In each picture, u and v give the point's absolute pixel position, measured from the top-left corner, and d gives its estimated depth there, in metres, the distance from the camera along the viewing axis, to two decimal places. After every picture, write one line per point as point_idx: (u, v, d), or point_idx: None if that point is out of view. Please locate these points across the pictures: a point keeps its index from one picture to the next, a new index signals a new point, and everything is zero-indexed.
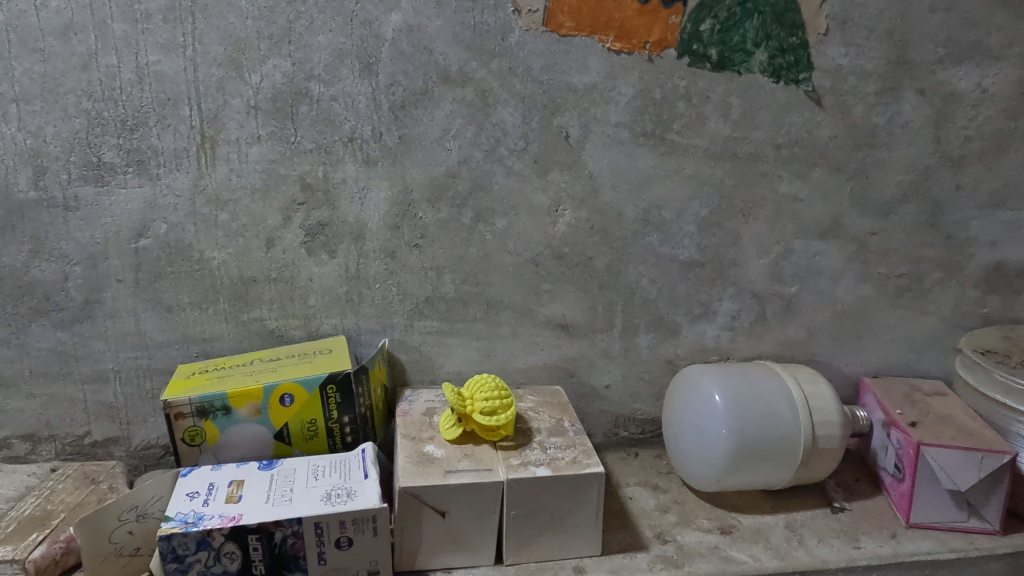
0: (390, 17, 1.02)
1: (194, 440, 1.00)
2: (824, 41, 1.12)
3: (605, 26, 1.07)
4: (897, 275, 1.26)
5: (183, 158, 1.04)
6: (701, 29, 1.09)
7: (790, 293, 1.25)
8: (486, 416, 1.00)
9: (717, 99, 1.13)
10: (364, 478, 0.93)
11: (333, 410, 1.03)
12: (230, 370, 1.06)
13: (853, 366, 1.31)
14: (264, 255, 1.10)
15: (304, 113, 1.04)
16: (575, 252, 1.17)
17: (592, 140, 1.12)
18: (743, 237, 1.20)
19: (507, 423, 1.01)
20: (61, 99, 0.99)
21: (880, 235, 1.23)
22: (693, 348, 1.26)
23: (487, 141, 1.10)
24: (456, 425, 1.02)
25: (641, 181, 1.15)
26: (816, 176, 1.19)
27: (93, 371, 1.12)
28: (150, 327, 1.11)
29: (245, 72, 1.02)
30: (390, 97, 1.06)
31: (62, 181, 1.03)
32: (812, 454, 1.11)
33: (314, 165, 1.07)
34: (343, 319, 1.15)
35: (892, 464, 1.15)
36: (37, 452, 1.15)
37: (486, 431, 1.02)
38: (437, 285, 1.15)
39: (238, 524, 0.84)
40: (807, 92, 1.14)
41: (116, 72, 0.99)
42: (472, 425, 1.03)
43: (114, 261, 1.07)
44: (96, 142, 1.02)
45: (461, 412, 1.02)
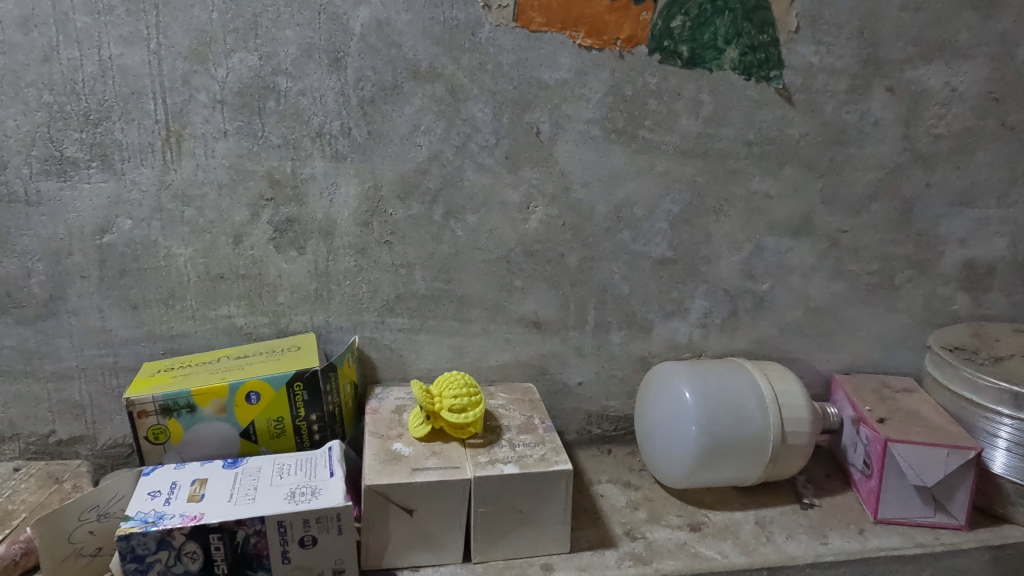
0: (359, 11, 1.01)
1: (158, 438, 0.99)
2: (795, 39, 1.12)
3: (576, 23, 1.07)
4: (867, 272, 1.27)
5: (149, 153, 1.03)
6: (671, 26, 1.09)
7: (763, 290, 1.25)
8: (453, 415, 0.99)
9: (688, 97, 1.13)
10: (329, 476, 0.92)
11: (300, 408, 1.02)
12: (196, 368, 1.05)
13: (825, 363, 1.32)
14: (231, 252, 1.09)
15: (272, 108, 1.03)
16: (547, 249, 1.17)
17: (564, 137, 1.12)
18: (715, 234, 1.21)
19: (475, 421, 1.00)
20: (22, 92, 0.98)
21: (851, 232, 1.24)
22: (666, 345, 1.26)
23: (458, 137, 1.09)
24: (424, 423, 1.02)
25: (612, 178, 1.15)
26: (787, 174, 1.19)
27: (57, 369, 1.10)
28: (116, 324, 1.10)
29: (211, 66, 1.00)
30: (359, 93, 1.05)
31: (24, 176, 1.01)
32: (782, 451, 1.11)
33: (282, 161, 1.06)
34: (313, 316, 1.14)
35: (861, 460, 1.16)
36: (0, 451, 1.13)
37: (454, 430, 1.01)
38: (407, 282, 1.15)
39: (199, 523, 0.82)
40: (778, 90, 1.14)
41: (78, 64, 0.98)
42: (440, 423, 1.02)
43: (77, 257, 1.06)
44: (58, 136, 1.00)
45: (429, 411, 1.01)
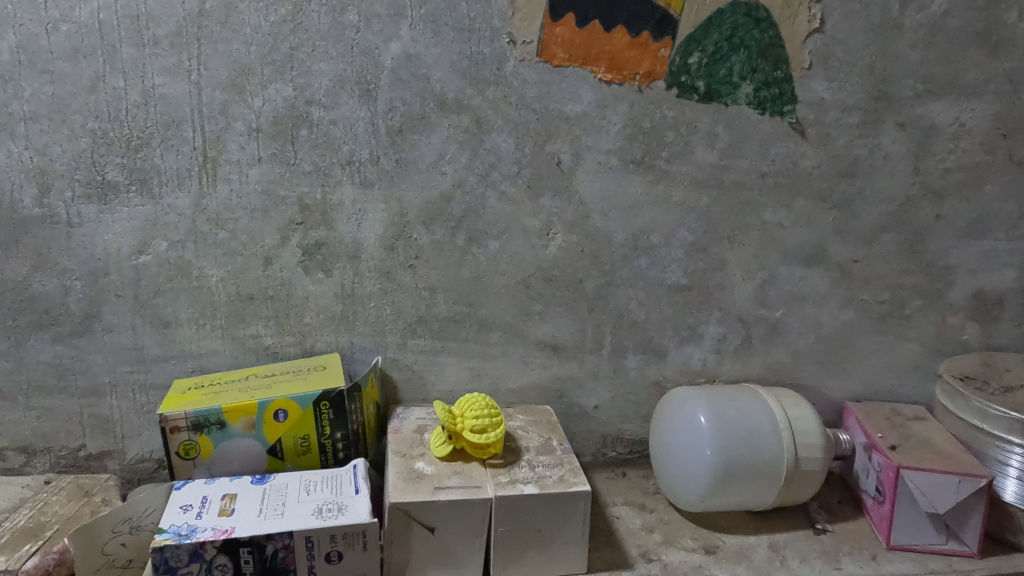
0: (390, 45, 1.06)
1: (189, 454, 1.02)
2: (807, 75, 1.16)
3: (597, 58, 1.11)
4: (879, 301, 1.29)
5: (186, 178, 1.07)
6: (688, 62, 1.13)
7: (776, 318, 1.28)
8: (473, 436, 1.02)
9: (704, 129, 1.17)
10: (355, 493, 0.95)
11: (326, 426, 1.05)
12: (225, 386, 1.08)
13: (837, 390, 1.34)
14: (261, 274, 1.13)
15: (304, 136, 1.08)
16: (566, 274, 1.20)
17: (583, 167, 1.16)
18: (729, 262, 1.24)
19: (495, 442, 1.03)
20: (68, 118, 1.02)
21: (862, 262, 1.27)
22: (681, 371, 1.28)
23: (482, 166, 1.13)
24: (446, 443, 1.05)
25: (630, 207, 1.19)
26: (800, 205, 1.23)
27: (90, 385, 1.14)
28: (148, 342, 1.13)
29: (248, 96, 1.05)
30: (387, 122, 1.09)
31: (66, 199, 1.05)
32: (795, 476, 1.13)
33: (313, 187, 1.10)
34: (337, 337, 1.17)
35: (874, 486, 1.17)
36: (31, 464, 1.16)
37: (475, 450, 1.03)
38: (430, 305, 1.18)
39: (231, 537, 0.85)
40: (792, 124, 1.18)
41: (122, 93, 1.02)
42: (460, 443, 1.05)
43: (114, 277, 1.10)
44: (100, 162, 1.05)
45: (450, 433, 1.04)
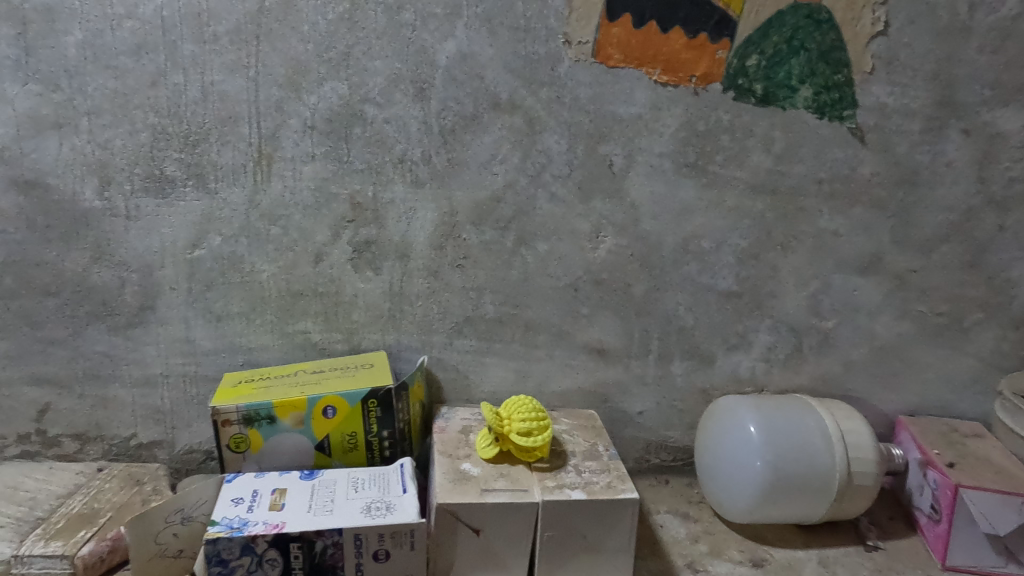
0: (445, 45, 1.06)
1: (239, 447, 1.03)
2: (869, 80, 1.13)
3: (652, 59, 1.09)
4: (936, 313, 1.25)
5: (241, 174, 1.08)
6: (746, 65, 1.11)
7: (828, 327, 1.25)
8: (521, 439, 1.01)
9: (760, 133, 1.14)
10: (403, 492, 0.95)
11: (373, 424, 1.05)
12: (275, 381, 1.09)
13: (889, 404, 1.30)
14: (312, 270, 1.14)
15: (358, 134, 1.08)
16: (615, 278, 1.19)
17: (635, 170, 1.14)
18: (782, 269, 1.21)
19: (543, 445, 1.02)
20: (129, 113, 1.04)
21: (920, 272, 1.23)
22: (728, 379, 1.26)
23: (533, 167, 1.12)
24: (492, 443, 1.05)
25: (682, 211, 1.17)
26: (857, 212, 1.19)
27: (143, 376, 1.16)
28: (200, 335, 1.15)
29: (304, 93, 1.06)
30: (440, 121, 1.09)
31: (125, 192, 1.07)
32: (847, 490, 1.11)
33: (365, 185, 1.10)
34: (384, 335, 1.18)
35: (928, 504, 1.14)
36: (85, 451, 1.19)
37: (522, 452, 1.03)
38: (477, 305, 1.18)
39: (282, 532, 0.86)
40: (851, 129, 1.15)
41: (182, 89, 1.04)
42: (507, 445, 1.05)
43: (169, 270, 1.11)
44: (159, 156, 1.06)
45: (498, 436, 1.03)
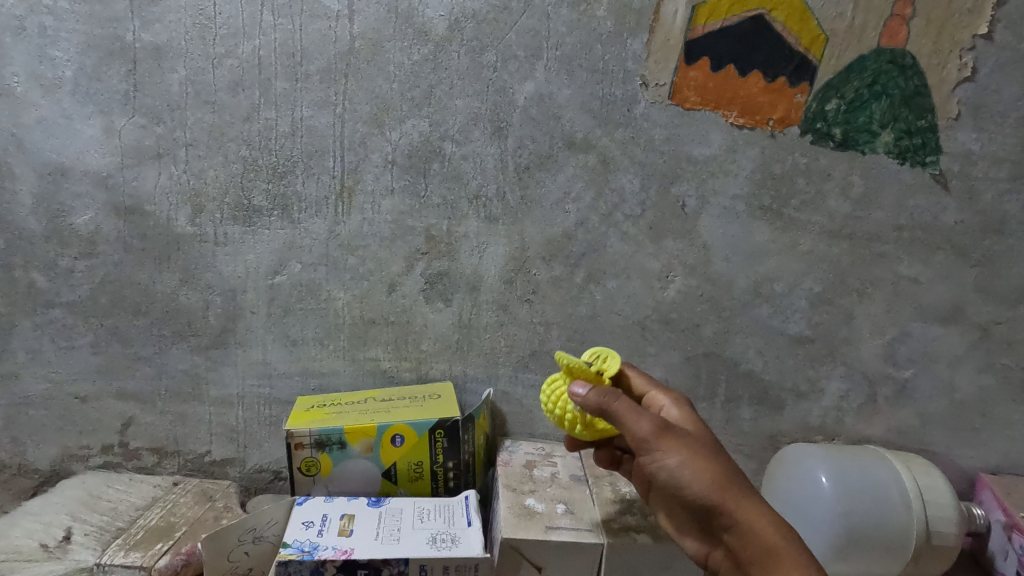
0: (524, 85, 1.09)
1: (310, 470, 1.06)
2: (955, 126, 1.10)
3: (729, 102, 1.09)
4: (1023, 368, 1.19)
5: (323, 205, 1.12)
6: (826, 109, 1.10)
7: (904, 377, 1.21)
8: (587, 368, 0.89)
9: (838, 178, 1.13)
10: (467, 525, 0.96)
11: (439, 454, 1.06)
12: (346, 407, 1.12)
13: (969, 460, 1.24)
14: (385, 299, 1.17)
15: (436, 170, 1.11)
16: (683, 318, 1.18)
17: (708, 211, 1.14)
18: (857, 316, 1.18)
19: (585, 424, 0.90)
20: (224, 145, 1.10)
21: (1005, 324, 1.18)
22: (798, 426, 1.23)
23: (605, 206, 1.13)
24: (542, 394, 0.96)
25: (754, 254, 1.16)
26: (938, 260, 1.16)
27: (220, 395, 1.21)
28: (276, 358, 1.19)
29: (386, 129, 1.10)
30: (516, 159, 1.11)
31: (215, 220, 1.13)
32: (924, 551, 1.06)
33: (440, 219, 1.13)
34: (452, 365, 1.20)
35: (1013, 570, 1.09)
36: (162, 465, 1.24)
37: (557, 413, 0.92)
38: (544, 340, 1.19)
39: (350, 558, 0.87)
40: (934, 175, 1.12)
41: (273, 124, 1.09)
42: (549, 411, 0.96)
43: (251, 295, 1.16)
44: (248, 187, 1.12)
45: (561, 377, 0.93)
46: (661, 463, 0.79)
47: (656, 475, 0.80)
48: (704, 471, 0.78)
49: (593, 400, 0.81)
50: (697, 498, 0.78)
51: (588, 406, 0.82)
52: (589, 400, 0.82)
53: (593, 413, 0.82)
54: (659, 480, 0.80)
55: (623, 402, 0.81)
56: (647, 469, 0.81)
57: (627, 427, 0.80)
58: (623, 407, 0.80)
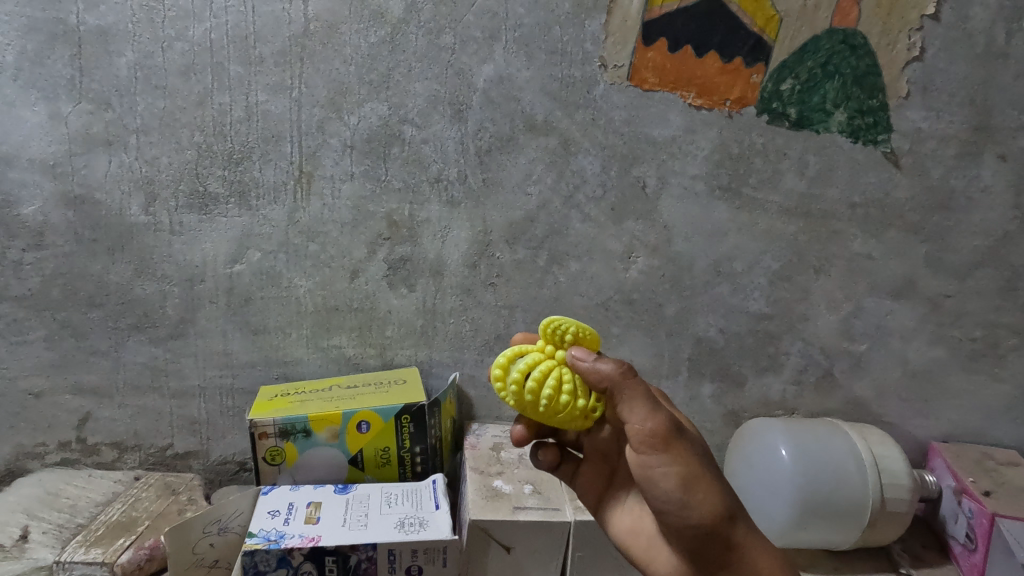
0: (483, 68, 1.08)
1: (275, 459, 1.05)
2: (905, 104, 1.13)
3: (687, 83, 1.10)
4: (971, 339, 1.24)
5: (282, 191, 1.11)
6: (781, 89, 1.11)
7: (860, 351, 1.24)
8: (580, 341, 0.74)
9: (794, 157, 1.15)
10: (435, 508, 0.96)
11: (406, 439, 1.06)
12: (311, 395, 1.11)
13: (921, 429, 1.29)
14: (347, 286, 1.16)
15: (396, 154, 1.10)
16: (646, 298, 1.19)
17: (669, 192, 1.15)
18: (815, 292, 1.21)
19: (564, 405, 0.70)
20: (176, 132, 1.07)
21: (954, 297, 1.22)
22: (759, 401, 1.26)
23: (567, 188, 1.14)
24: (495, 369, 0.74)
25: (714, 233, 1.17)
26: (890, 236, 1.19)
27: (181, 387, 1.19)
28: (237, 348, 1.17)
29: (344, 114, 1.08)
30: (476, 142, 1.11)
31: (170, 208, 1.10)
32: (879, 517, 1.10)
33: (401, 204, 1.12)
34: (417, 351, 1.19)
35: (963, 533, 1.13)
36: (122, 460, 1.22)
37: (527, 388, 0.71)
38: (508, 323, 1.19)
39: (317, 545, 0.87)
40: (885, 153, 1.15)
41: (227, 109, 1.07)
42: (503, 393, 0.73)
43: (209, 284, 1.14)
44: (204, 173, 1.09)
45: (532, 349, 0.74)
46: (671, 472, 0.68)
47: (658, 485, 0.69)
48: (717, 497, 0.69)
49: (610, 373, 0.69)
50: (701, 521, 0.68)
51: (597, 374, 0.69)
52: (605, 370, 0.69)
53: (601, 387, 0.70)
54: (659, 492, 0.69)
55: (644, 387, 0.69)
56: (648, 475, 0.69)
57: (641, 420, 0.68)
58: (642, 394, 0.69)
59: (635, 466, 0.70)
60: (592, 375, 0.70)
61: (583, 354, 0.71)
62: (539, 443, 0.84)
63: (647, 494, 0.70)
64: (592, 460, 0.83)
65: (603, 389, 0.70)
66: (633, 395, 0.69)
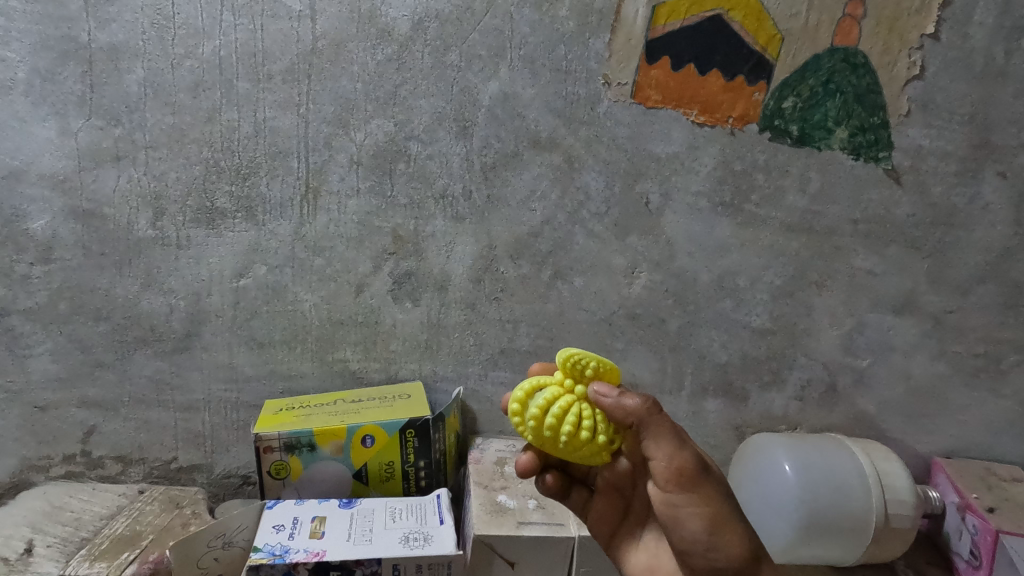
0: (489, 85, 1.09)
1: (279, 473, 1.05)
2: (905, 122, 1.14)
3: (690, 100, 1.12)
4: (973, 355, 1.24)
5: (288, 206, 1.12)
6: (783, 106, 1.13)
7: (862, 367, 1.25)
8: (601, 374, 0.75)
9: (796, 173, 1.16)
10: (440, 523, 0.96)
11: (410, 454, 1.07)
12: (315, 409, 1.11)
13: (924, 445, 1.29)
14: (352, 300, 1.16)
15: (401, 169, 1.11)
16: (649, 313, 1.20)
17: (672, 208, 1.16)
18: (817, 308, 1.22)
19: (584, 441, 0.71)
20: (185, 147, 1.08)
21: (956, 313, 1.22)
22: (761, 416, 1.26)
23: (571, 204, 1.15)
24: (513, 403, 0.75)
25: (717, 249, 1.18)
26: (892, 252, 1.20)
27: (186, 401, 1.19)
28: (242, 361, 1.18)
29: (351, 130, 1.09)
30: (481, 158, 1.12)
31: (178, 223, 1.11)
32: (883, 533, 1.10)
33: (406, 219, 1.13)
34: (421, 365, 1.20)
35: (967, 549, 1.13)
36: (127, 473, 1.22)
37: (546, 424, 0.71)
38: (512, 338, 1.20)
39: (322, 560, 0.87)
40: (887, 170, 1.16)
41: (235, 125, 1.08)
42: (522, 428, 0.74)
43: (215, 298, 1.15)
44: (211, 189, 1.10)
45: (551, 382, 0.75)
46: (700, 512, 0.72)
47: (686, 525, 0.73)
48: (741, 537, 0.73)
49: (637, 409, 0.70)
50: (728, 561, 0.73)
51: (627, 415, 0.70)
52: (631, 407, 0.70)
53: (626, 423, 0.71)
54: (687, 532, 0.73)
55: (670, 425, 0.72)
56: (675, 514, 0.73)
57: (668, 459, 0.71)
58: (669, 432, 0.72)
59: (661, 504, 0.74)
60: (617, 411, 0.71)
61: (605, 390, 0.72)
62: (543, 468, 0.85)
63: (674, 533, 0.74)
64: (605, 493, 0.85)
65: (628, 424, 0.71)
66: (660, 433, 0.71)
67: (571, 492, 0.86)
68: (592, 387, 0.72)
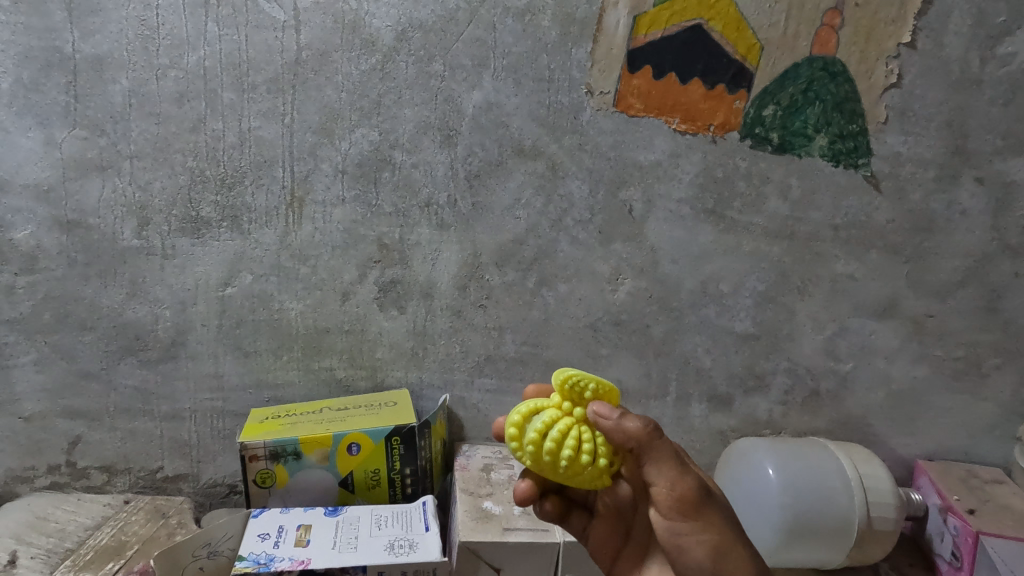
0: (472, 94, 1.10)
1: (265, 482, 1.05)
2: (883, 129, 1.16)
3: (672, 109, 1.13)
4: (953, 358, 1.26)
5: (274, 215, 1.12)
6: (763, 114, 1.14)
7: (845, 370, 1.26)
8: (599, 396, 0.75)
9: (777, 180, 1.17)
10: (425, 530, 0.97)
11: (396, 461, 1.07)
12: (301, 418, 1.12)
13: (906, 447, 1.30)
14: (338, 308, 1.17)
15: (386, 178, 1.12)
16: (634, 319, 1.21)
17: (654, 215, 1.17)
18: (799, 313, 1.23)
19: (586, 464, 0.71)
20: (170, 157, 1.09)
21: (936, 317, 1.24)
22: (746, 421, 1.27)
23: (555, 212, 1.16)
24: (510, 427, 0.74)
25: (700, 255, 1.19)
26: (873, 258, 1.21)
27: (172, 410, 1.19)
28: (228, 370, 1.18)
29: (336, 139, 1.10)
30: (466, 167, 1.13)
31: (162, 232, 1.11)
32: (867, 535, 1.11)
33: (391, 227, 1.14)
34: (407, 372, 1.20)
35: (949, 551, 1.14)
36: (112, 483, 1.22)
37: (545, 448, 0.71)
38: (498, 344, 1.20)
39: (307, 567, 0.87)
40: (866, 176, 1.18)
41: (220, 135, 1.08)
42: (519, 452, 0.74)
43: (201, 307, 1.15)
44: (196, 199, 1.11)
45: (548, 405, 0.75)
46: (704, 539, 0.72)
47: (689, 553, 0.73)
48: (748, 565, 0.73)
49: (637, 432, 0.70)
50: None
51: (628, 442, 0.70)
52: (632, 430, 0.70)
53: (627, 447, 0.71)
54: (691, 561, 0.73)
55: (670, 450, 0.72)
56: (679, 543, 0.73)
57: (672, 487, 0.72)
58: (669, 458, 0.72)
59: (665, 532, 0.74)
60: (618, 434, 0.70)
61: (604, 411, 0.71)
62: (542, 495, 0.84)
63: (679, 562, 0.74)
64: (605, 517, 0.85)
65: (628, 448, 0.71)
66: (662, 460, 0.71)
67: (571, 516, 0.86)
68: (590, 408, 0.72)
